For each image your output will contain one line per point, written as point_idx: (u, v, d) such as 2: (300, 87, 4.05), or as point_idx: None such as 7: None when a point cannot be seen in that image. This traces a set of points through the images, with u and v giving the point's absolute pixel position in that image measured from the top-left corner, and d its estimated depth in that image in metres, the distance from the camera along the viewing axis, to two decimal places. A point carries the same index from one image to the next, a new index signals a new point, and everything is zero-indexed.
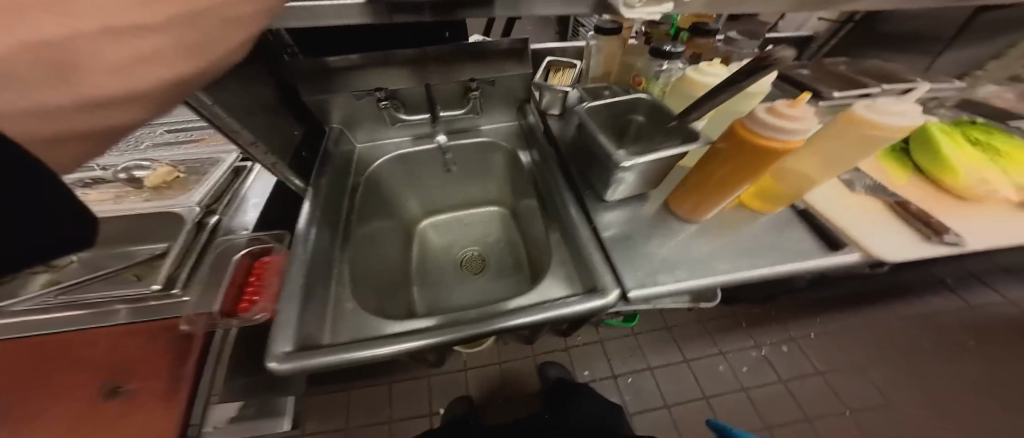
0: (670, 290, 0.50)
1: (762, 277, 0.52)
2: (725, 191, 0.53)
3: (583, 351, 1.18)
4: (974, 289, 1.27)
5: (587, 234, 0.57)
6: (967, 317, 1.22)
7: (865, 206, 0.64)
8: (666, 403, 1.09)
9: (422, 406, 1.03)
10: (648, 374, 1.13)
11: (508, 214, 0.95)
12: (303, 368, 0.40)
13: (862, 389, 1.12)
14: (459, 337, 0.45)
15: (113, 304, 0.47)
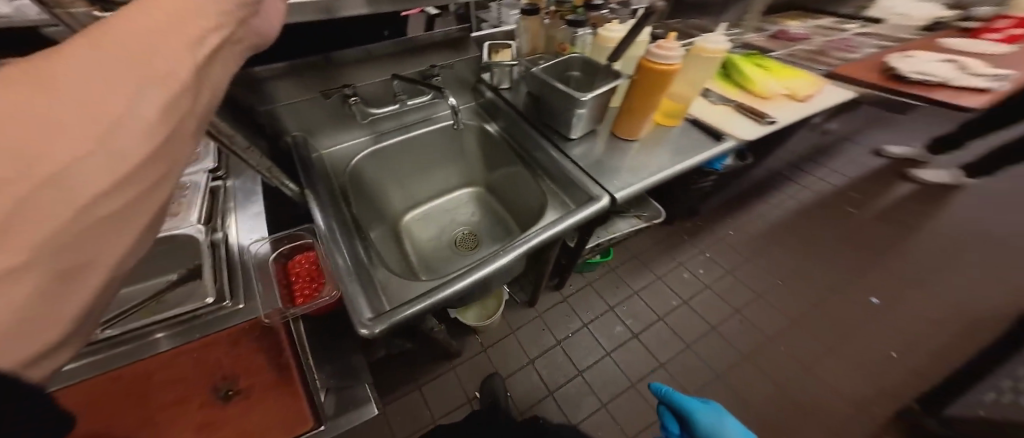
0: (642, 186, 0.70)
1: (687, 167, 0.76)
2: (645, 111, 0.74)
3: (582, 295, 1.48)
4: (789, 182, 1.95)
5: (572, 167, 0.75)
6: (791, 199, 1.87)
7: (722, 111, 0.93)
8: (659, 316, 1.43)
9: (459, 394, 1.18)
10: (635, 297, 1.48)
11: (481, 191, 1.03)
12: (394, 321, 0.45)
13: (762, 263, 1.62)
14: (508, 259, 0.56)
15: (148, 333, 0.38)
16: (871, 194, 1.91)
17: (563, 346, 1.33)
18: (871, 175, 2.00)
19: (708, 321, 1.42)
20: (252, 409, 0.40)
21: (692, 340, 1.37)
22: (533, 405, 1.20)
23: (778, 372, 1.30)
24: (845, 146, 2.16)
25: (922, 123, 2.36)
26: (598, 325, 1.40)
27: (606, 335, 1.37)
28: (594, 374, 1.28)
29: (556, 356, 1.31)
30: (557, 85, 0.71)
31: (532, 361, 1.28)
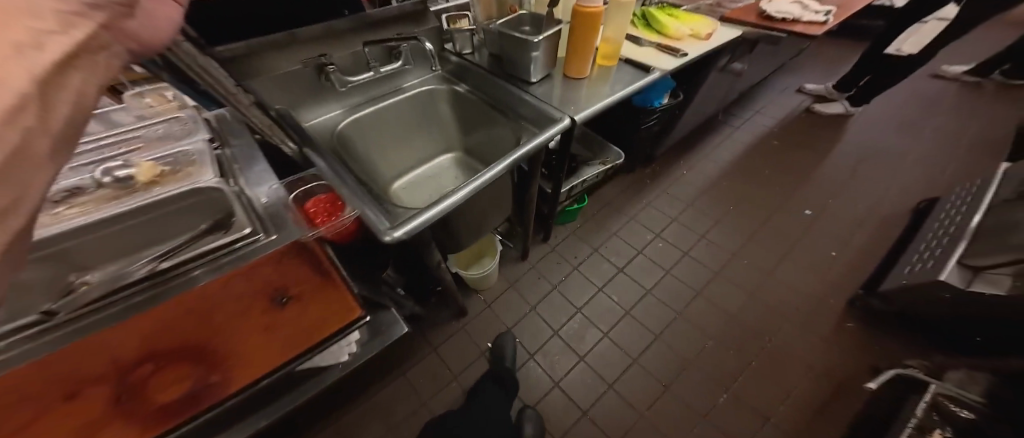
0: (598, 108, 0.82)
1: (636, 89, 0.86)
2: (584, 55, 0.84)
3: (568, 242, 1.61)
4: (726, 125, 2.20)
5: (535, 104, 0.85)
6: (730, 139, 2.12)
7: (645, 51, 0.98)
8: (638, 250, 1.59)
9: (475, 349, 1.31)
10: (614, 237, 1.63)
11: (461, 155, 1.10)
12: (414, 228, 0.55)
13: (716, 193, 1.82)
14: (496, 173, 0.66)
15: (212, 260, 0.45)
16: (790, 126, 2.22)
17: (560, 288, 1.48)
18: (790, 111, 2.32)
19: (681, 248, 1.59)
20: (315, 301, 0.48)
21: (670, 265, 1.54)
22: (542, 345, 1.33)
23: (742, 279, 1.49)
24: (765, 90, 2.48)
25: (820, 65, 2.76)
26: (587, 266, 1.54)
27: (595, 273, 1.52)
28: (590, 309, 1.42)
29: (555, 300, 1.45)
30: (512, 34, 0.81)
31: (534, 308, 1.43)
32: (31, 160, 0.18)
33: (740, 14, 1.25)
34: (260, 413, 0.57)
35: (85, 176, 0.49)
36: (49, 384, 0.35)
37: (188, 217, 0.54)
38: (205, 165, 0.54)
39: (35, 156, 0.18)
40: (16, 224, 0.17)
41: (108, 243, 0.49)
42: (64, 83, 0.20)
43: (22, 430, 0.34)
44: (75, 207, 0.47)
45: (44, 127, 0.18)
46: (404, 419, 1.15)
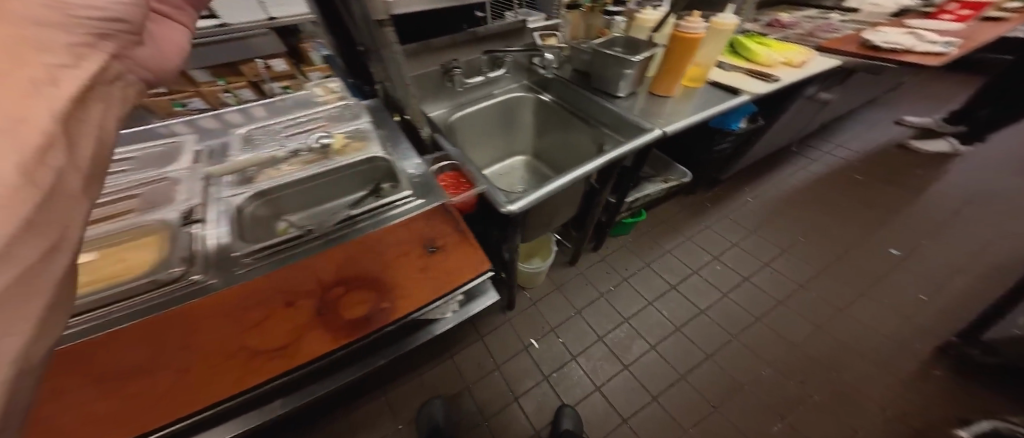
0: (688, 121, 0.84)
1: (724, 109, 0.87)
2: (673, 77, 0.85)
3: (618, 255, 1.64)
4: (799, 155, 2.07)
5: (620, 112, 0.92)
6: (803, 170, 1.99)
7: (732, 76, 0.96)
8: (693, 270, 1.56)
9: (517, 343, 1.38)
10: (669, 254, 1.61)
11: (530, 159, 1.24)
12: (528, 204, 0.66)
13: (783, 224, 1.71)
14: (591, 169, 0.76)
15: (385, 205, 0.65)
16: (874, 161, 2.03)
17: (608, 297, 1.50)
18: (875, 146, 2.13)
19: (740, 273, 1.53)
20: (451, 256, 0.58)
21: (727, 289, 1.49)
22: (586, 347, 1.36)
23: (811, 313, 1.40)
24: (847, 123, 2.30)
25: (917, 102, 2.50)
26: (637, 279, 1.55)
27: (645, 287, 1.52)
28: (638, 320, 1.42)
29: (602, 306, 1.48)
30: (609, 50, 0.86)
31: (580, 311, 1.47)
32: (63, 200, 0.19)
33: (840, 43, 1.23)
34: (387, 351, 0.61)
35: (301, 143, 0.73)
36: (293, 286, 0.52)
37: (357, 180, 0.74)
38: (376, 142, 0.77)
39: (68, 192, 0.19)
40: (60, 263, 0.18)
41: (309, 193, 0.70)
42: (80, 119, 0.20)
43: (275, 314, 0.49)
44: (293, 166, 0.68)
45: (70, 164, 0.19)
46: (450, 398, 1.23)
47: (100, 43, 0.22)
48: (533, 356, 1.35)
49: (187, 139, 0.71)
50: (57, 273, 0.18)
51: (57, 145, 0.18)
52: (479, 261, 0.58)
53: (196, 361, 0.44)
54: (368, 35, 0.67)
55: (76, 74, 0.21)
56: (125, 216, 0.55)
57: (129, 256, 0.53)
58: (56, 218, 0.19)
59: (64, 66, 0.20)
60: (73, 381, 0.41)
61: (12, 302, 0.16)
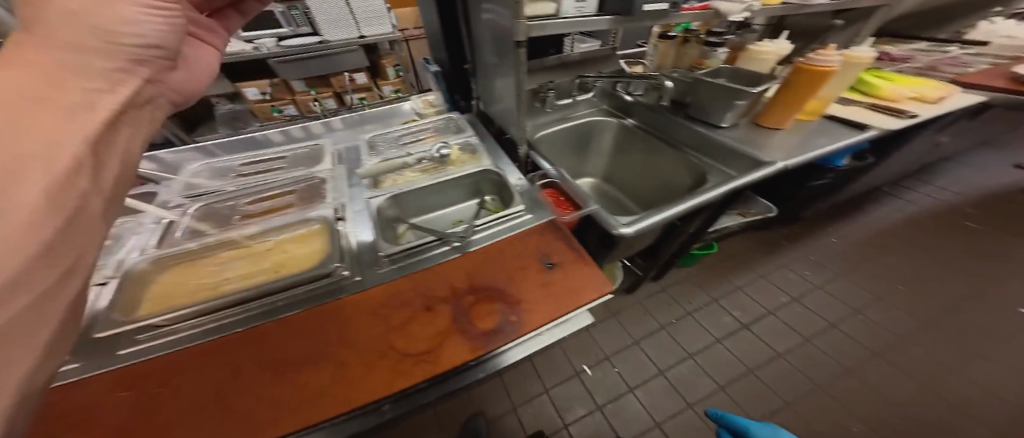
0: (810, 156, 0.75)
1: (849, 143, 0.78)
2: (790, 108, 0.79)
3: (681, 287, 1.51)
4: (895, 195, 1.82)
5: (723, 138, 0.86)
6: (902, 214, 1.74)
7: (853, 110, 0.89)
8: (769, 310, 1.39)
9: (568, 369, 1.28)
10: (740, 292, 1.47)
11: (600, 181, 1.19)
12: (645, 227, 0.61)
13: (873, 270, 1.51)
14: (708, 198, 0.69)
15: (501, 219, 0.66)
16: (989, 210, 1.77)
17: (670, 330, 1.38)
18: (989, 194, 1.86)
19: (825, 318, 1.35)
20: (569, 274, 0.56)
21: (809, 334, 1.31)
22: (644, 381, 1.23)
23: (919, 370, 1.20)
24: (953, 168, 2.03)
25: None
26: (703, 315, 1.41)
27: (712, 323, 1.38)
28: (705, 357, 1.28)
29: (664, 339, 1.35)
30: (717, 82, 0.81)
31: (639, 342, 1.35)
32: (84, 218, 0.24)
33: (980, 78, 1.09)
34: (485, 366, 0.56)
35: (422, 152, 0.80)
36: (426, 293, 0.55)
37: (469, 189, 0.79)
38: (485, 155, 0.82)
39: (90, 216, 0.25)
40: (69, 286, 0.24)
41: (426, 201, 0.75)
42: (110, 140, 0.27)
43: (411, 318, 0.51)
44: (415, 173, 0.76)
45: (96, 190, 0.25)
46: (496, 418, 1.15)
47: (137, 70, 0.30)
48: (586, 385, 1.23)
49: (324, 143, 0.82)
50: (73, 291, 0.24)
51: (86, 165, 0.24)
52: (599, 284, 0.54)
53: (344, 356, 0.46)
54: (506, 53, 0.71)
55: (111, 97, 0.28)
56: (288, 212, 0.62)
57: (291, 247, 0.60)
58: (77, 245, 0.24)
59: (101, 92, 0.27)
60: (248, 360, 0.44)
61: (15, 324, 0.21)
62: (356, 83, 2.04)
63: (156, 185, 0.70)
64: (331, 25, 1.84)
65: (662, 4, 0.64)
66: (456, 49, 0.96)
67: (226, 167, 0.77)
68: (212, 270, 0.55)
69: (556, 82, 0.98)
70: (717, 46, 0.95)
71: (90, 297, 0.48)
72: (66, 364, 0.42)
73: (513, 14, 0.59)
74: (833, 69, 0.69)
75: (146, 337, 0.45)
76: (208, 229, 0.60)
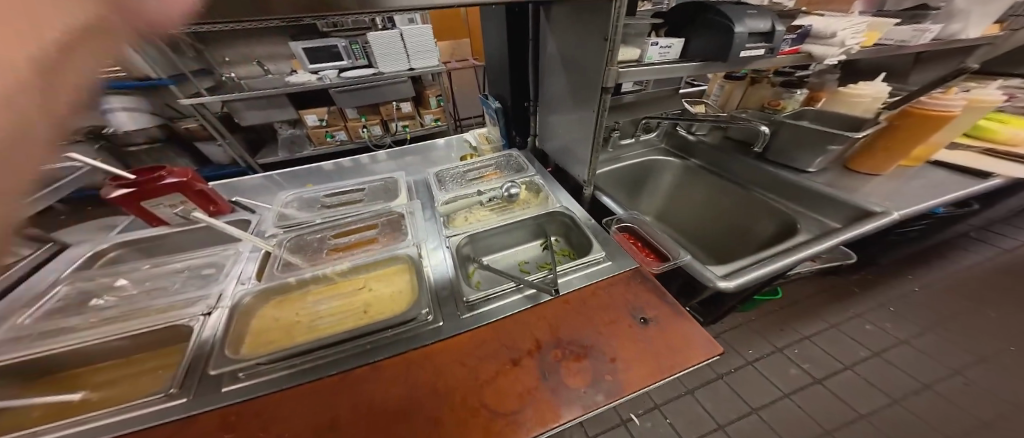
0: (923, 206, 0.69)
1: (964, 196, 0.73)
2: (896, 152, 0.77)
3: (739, 333, 1.20)
4: (1003, 235, 1.51)
5: (808, 183, 0.81)
6: (1019, 256, 1.41)
7: (968, 156, 0.86)
8: (845, 365, 1.06)
9: (610, 416, 1.02)
10: (809, 343, 1.14)
11: (656, 220, 1.13)
12: (747, 282, 0.58)
13: (975, 326, 1.15)
14: (814, 252, 0.63)
15: (584, 264, 0.63)
16: None
17: (727, 379, 1.08)
18: None
19: (918, 377, 1.01)
20: (667, 330, 0.51)
21: (899, 395, 0.97)
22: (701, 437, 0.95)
23: None
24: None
25: None
26: (767, 365, 1.10)
27: (778, 375, 1.07)
28: (773, 416, 0.97)
29: (721, 391, 1.05)
30: (809, 125, 0.78)
31: (692, 390, 1.06)
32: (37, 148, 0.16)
33: None
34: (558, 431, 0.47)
35: (492, 189, 0.81)
36: (512, 345, 0.50)
37: (539, 229, 0.77)
38: (555, 193, 0.82)
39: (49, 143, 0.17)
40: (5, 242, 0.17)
41: (499, 241, 0.74)
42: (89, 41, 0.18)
43: (500, 374, 0.46)
44: (485, 211, 0.78)
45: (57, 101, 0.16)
46: None
47: None
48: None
49: (398, 176, 0.87)
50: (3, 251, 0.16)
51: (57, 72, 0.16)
52: (705, 344, 0.48)
53: (435, 413, 0.42)
54: (584, 95, 0.70)
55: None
56: (377, 249, 0.65)
57: (375, 284, 0.63)
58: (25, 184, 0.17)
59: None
60: (342, 406, 0.42)
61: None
62: (401, 111, 2.16)
63: (251, 213, 0.77)
64: (386, 58, 1.93)
65: (760, 48, 0.64)
66: (520, 85, 0.99)
67: (312, 197, 0.82)
68: (306, 306, 0.59)
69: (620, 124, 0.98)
70: (796, 88, 0.94)
71: (196, 327, 0.51)
72: (175, 399, 0.42)
73: (604, 61, 0.60)
74: (954, 115, 0.67)
75: (246, 375, 0.45)
76: (300, 264, 0.63)
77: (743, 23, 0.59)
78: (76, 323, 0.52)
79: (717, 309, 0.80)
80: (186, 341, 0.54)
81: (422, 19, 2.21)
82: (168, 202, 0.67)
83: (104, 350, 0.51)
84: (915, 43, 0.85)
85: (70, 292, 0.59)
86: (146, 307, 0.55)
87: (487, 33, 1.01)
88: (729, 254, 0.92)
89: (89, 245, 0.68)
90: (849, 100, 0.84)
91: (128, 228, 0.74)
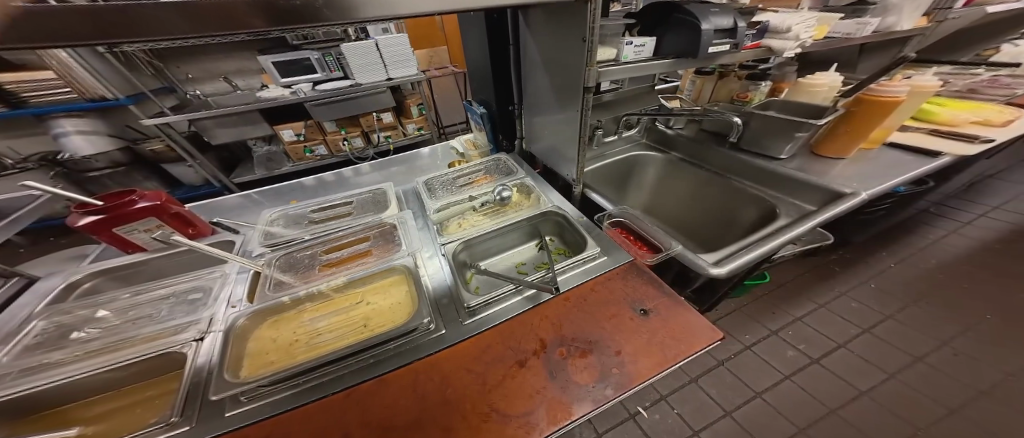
0: (885, 186, 0.75)
1: (922, 175, 0.80)
2: (855, 136, 0.84)
3: (735, 319, 1.25)
4: (958, 209, 1.66)
5: (784, 170, 0.86)
6: (974, 228, 1.55)
7: (924, 139, 0.95)
8: (839, 343, 1.13)
9: (620, 411, 1.03)
10: (800, 323, 1.20)
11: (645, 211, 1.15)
12: (738, 267, 0.61)
13: (952, 298, 1.25)
14: (797, 236, 0.67)
15: (584, 261, 0.64)
16: None
17: (729, 365, 1.11)
18: None
19: (908, 350, 1.09)
20: (669, 320, 0.52)
21: (893, 369, 1.04)
22: (710, 425, 0.97)
23: None
24: (1016, 175, 1.86)
25: None
26: (763, 348, 1.15)
27: (775, 356, 1.12)
28: (776, 398, 1.01)
29: (724, 378, 1.08)
30: (776, 115, 0.84)
31: (696, 379, 1.09)
32: None
33: None
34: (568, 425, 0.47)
35: (485, 193, 0.82)
36: (518, 346, 0.50)
37: (535, 230, 0.78)
38: (546, 193, 0.83)
39: None
40: None
41: (496, 245, 0.75)
42: None
43: (508, 377, 0.46)
44: (480, 214, 0.79)
45: None
46: None
47: None
48: (647, 431, 0.97)
49: (386, 187, 0.86)
50: None
51: None
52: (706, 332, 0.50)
53: (448, 421, 0.41)
54: (568, 97, 0.72)
55: None
56: (374, 262, 0.63)
57: (372, 298, 0.61)
58: None
59: None
60: (349, 423, 0.41)
61: None
62: (382, 122, 2.12)
63: (234, 233, 0.73)
64: (362, 70, 1.89)
65: (726, 44, 0.68)
66: (503, 89, 1.00)
67: (298, 213, 0.80)
68: (303, 324, 0.57)
69: (604, 123, 1.02)
70: (760, 80, 0.99)
71: (190, 353, 0.48)
72: (177, 427, 0.40)
73: (585, 62, 0.61)
74: (900, 101, 0.74)
75: (248, 398, 0.43)
76: (293, 281, 0.61)
77: (708, 21, 0.62)
78: (56, 358, 0.48)
79: (711, 295, 0.80)
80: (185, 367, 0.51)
81: (396, 28, 2.19)
82: (143, 227, 0.63)
83: (89, 385, 0.47)
84: (859, 35, 0.93)
85: (48, 326, 0.54)
86: (133, 336, 0.51)
87: (465, 40, 1.03)
88: (718, 243, 0.96)
89: (61, 277, 0.62)
90: (809, 90, 0.91)
91: (102, 256, 0.69)
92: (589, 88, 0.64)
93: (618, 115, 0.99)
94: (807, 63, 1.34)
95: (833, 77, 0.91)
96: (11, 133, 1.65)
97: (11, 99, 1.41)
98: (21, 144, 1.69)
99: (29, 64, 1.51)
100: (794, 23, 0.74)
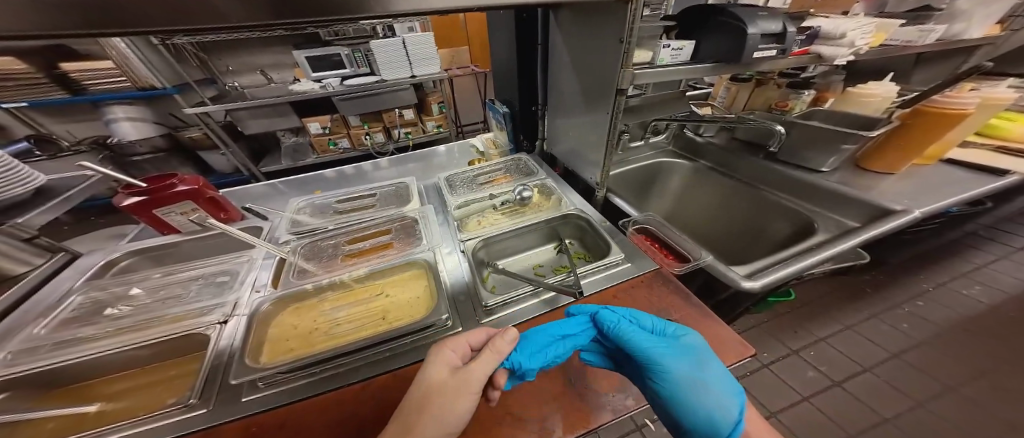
0: (941, 204, 0.69)
1: (981, 195, 0.73)
2: (911, 150, 0.77)
3: (754, 336, 1.19)
4: (1013, 233, 1.52)
5: (828, 183, 0.80)
6: None
7: (982, 155, 0.87)
8: (865, 367, 1.04)
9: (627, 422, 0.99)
10: (825, 344, 1.13)
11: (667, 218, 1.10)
12: (772, 283, 0.58)
13: (1002, 328, 1.14)
14: (838, 255, 0.62)
15: (607, 268, 0.62)
16: None
17: (744, 383, 1.06)
18: None
19: (944, 380, 1.00)
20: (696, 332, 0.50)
21: (924, 398, 0.96)
22: None
23: None
24: None
25: None
26: (783, 367, 1.08)
27: (795, 377, 1.05)
28: (794, 420, 0.95)
29: None
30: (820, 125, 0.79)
31: None
32: None
33: None
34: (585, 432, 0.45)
35: (505, 193, 0.81)
36: None
37: (554, 232, 0.77)
38: (568, 195, 0.82)
39: None
40: None
41: (514, 245, 0.74)
42: None
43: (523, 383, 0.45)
44: (500, 214, 0.78)
45: None
46: None
47: None
48: None
49: (409, 182, 0.87)
50: None
51: None
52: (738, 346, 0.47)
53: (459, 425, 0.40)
54: (597, 100, 0.70)
55: None
56: (395, 256, 0.63)
57: (392, 291, 0.62)
58: None
59: None
60: (366, 419, 0.40)
61: None
62: (404, 118, 2.15)
63: (262, 220, 0.76)
64: (388, 66, 1.93)
65: (772, 49, 0.64)
66: (528, 89, 0.99)
67: (323, 203, 0.82)
68: (323, 313, 0.58)
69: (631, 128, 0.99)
70: (803, 89, 0.95)
71: (213, 336, 0.50)
72: (194, 410, 0.41)
73: (620, 63, 0.59)
74: (967, 114, 0.68)
75: (265, 384, 0.44)
76: (315, 270, 0.62)
77: (755, 25, 0.59)
78: (90, 333, 0.51)
79: (736, 310, 0.77)
80: (205, 350, 0.53)
81: (422, 27, 2.23)
82: (180, 210, 0.66)
83: (117, 361, 0.50)
84: (920, 43, 0.87)
85: (85, 301, 0.58)
86: (161, 315, 0.54)
87: (493, 38, 1.02)
88: (746, 255, 0.91)
89: (101, 254, 0.66)
90: (861, 100, 0.85)
91: (138, 236, 0.72)
92: (623, 90, 0.61)
93: (645, 120, 0.96)
94: (854, 70, 1.25)
95: (890, 87, 0.84)
96: (69, 118, 1.79)
97: (74, 86, 1.52)
98: (76, 128, 1.82)
99: (91, 54, 1.64)
100: (849, 29, 0.70)
